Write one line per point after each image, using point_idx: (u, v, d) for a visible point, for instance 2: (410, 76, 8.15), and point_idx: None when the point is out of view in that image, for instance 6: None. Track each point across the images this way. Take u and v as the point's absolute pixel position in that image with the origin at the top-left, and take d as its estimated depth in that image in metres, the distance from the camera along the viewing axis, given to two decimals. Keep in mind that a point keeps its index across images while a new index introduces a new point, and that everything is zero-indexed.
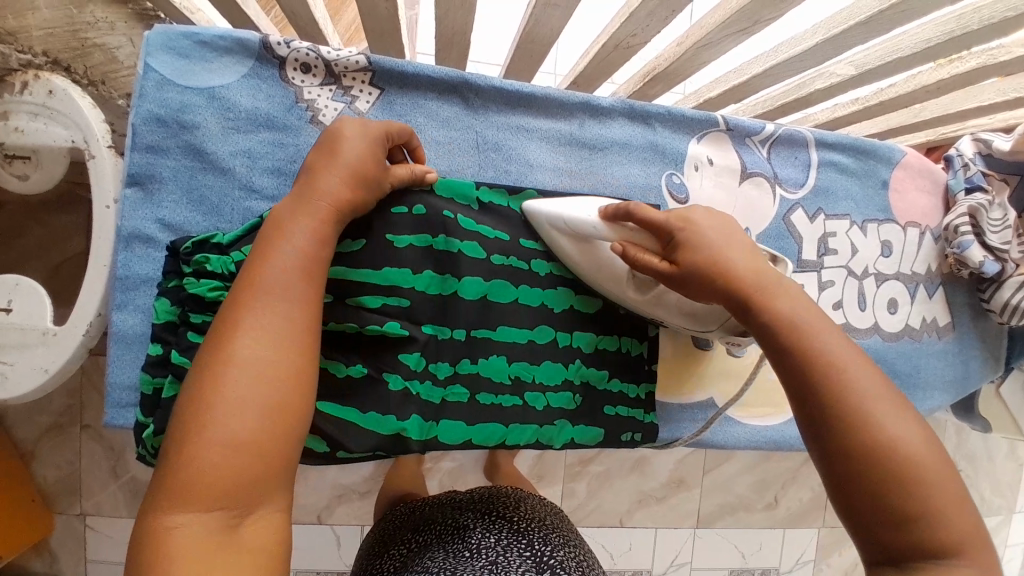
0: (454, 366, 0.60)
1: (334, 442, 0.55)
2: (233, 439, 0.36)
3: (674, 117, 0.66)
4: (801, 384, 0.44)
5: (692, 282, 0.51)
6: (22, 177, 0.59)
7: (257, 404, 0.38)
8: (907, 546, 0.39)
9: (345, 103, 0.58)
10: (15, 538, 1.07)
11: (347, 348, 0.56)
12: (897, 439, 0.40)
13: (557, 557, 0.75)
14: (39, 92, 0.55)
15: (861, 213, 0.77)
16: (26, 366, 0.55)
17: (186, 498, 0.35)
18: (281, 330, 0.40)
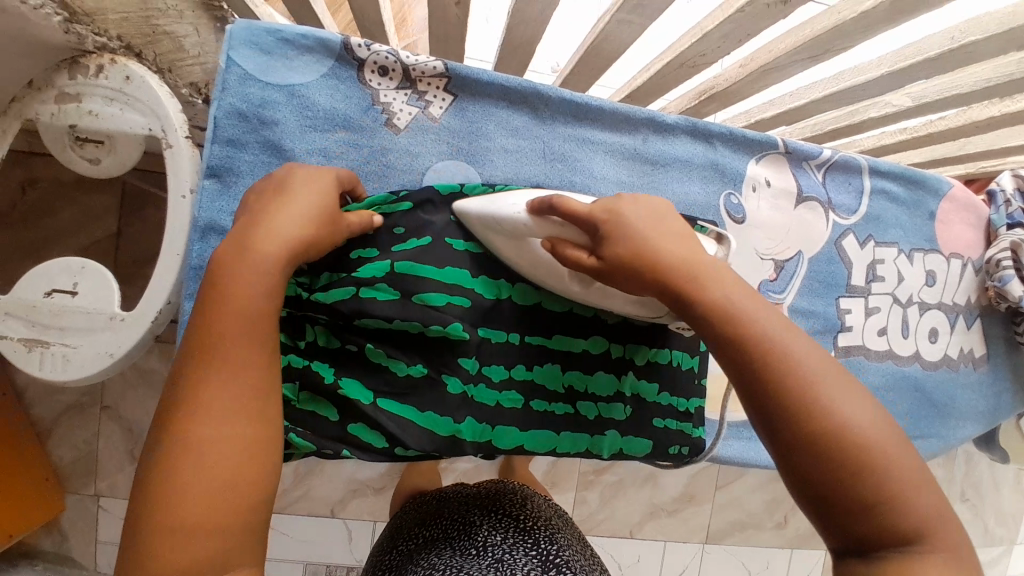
0: (509, 370, 0.60)
1: (391, 438, 0.55)
2: (192, 520, 0.36)
3: (735, 136, 0.66)
4: (751, 378, 0.39)
5: (621, 276, 0.47)
6: (93, 161, 0.58)
7: (215, 479, 0.37)
8: (877, 534, 0.36)
9: (419, 107, 0.58)
10: (28, 516, 1.08)
11: (408, 347, 0.56)
12: (854, 424, 0.37)
13: (563, 556, 0.75)
14: (115, 77, 0.54)
15: (909, 242, 0.77)
16: (91, 350, 0.55)
17: None
18: (237, 394, 0.39)
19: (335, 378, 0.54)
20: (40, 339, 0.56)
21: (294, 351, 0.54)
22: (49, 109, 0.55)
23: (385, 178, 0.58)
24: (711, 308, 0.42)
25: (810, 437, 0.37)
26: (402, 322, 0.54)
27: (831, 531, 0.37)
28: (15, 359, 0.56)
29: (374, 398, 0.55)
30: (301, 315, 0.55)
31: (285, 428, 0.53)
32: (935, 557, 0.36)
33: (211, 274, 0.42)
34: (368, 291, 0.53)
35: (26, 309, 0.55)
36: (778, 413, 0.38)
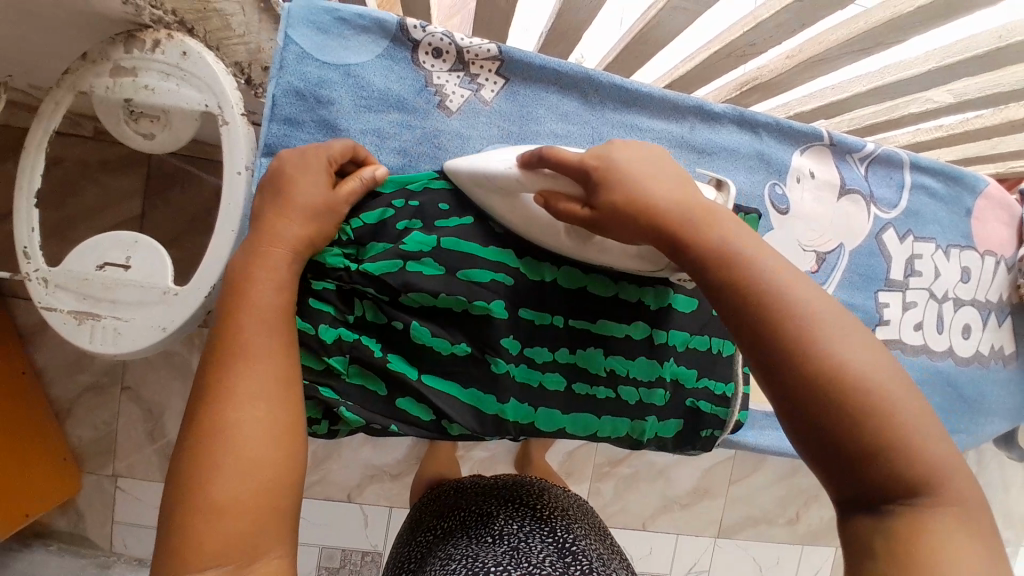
0: (553, 353, 0.60)
1: (437, 413, 0.56)
2: (226, 496, 0.38)
3: (781, 127, 0.66)
4: (750, 323, 0.39)
5: (617, 226, 0.47)
6: (147, 137, 0.57)
7: (246, 459, 0.40)
8: (885, 481, 0.35)
9: (472, 90, 0.59)
10: (44, 495, 1.08)
11: (452, 326, 0.56)
12: (854, 363, 0.36)
13: (580, 545, 0.75)
14: (172, 53, 0.53)
15: (946, 238, 0.78)
16: (143, 324, 0.55)
17: (188, 558, 0.37)
18: (262, 384, 0.43)
19: (383, 353, 0.55)
20: (90, 312, 0.55)
21: (344, 325, 0.54)
22: (104, 81, 0.54)
23: (437, 160, 0.59)
24: (714, 255, 0.42)
25: (814, 381, 0.36)
26: (448, 297, 0.54)
27: (838, 480, 0.36)
28: (65, 332, 0.56)
29: (420, 374, 0.56)
30: (352, 288, 0.54)
31: (335, 403, 0.53)
32: (940, 506, 0.35)
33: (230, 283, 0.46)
34: (414, 266, 0.54)
35: (77, 282, 0.55)
36: (779, 358, 0.37)
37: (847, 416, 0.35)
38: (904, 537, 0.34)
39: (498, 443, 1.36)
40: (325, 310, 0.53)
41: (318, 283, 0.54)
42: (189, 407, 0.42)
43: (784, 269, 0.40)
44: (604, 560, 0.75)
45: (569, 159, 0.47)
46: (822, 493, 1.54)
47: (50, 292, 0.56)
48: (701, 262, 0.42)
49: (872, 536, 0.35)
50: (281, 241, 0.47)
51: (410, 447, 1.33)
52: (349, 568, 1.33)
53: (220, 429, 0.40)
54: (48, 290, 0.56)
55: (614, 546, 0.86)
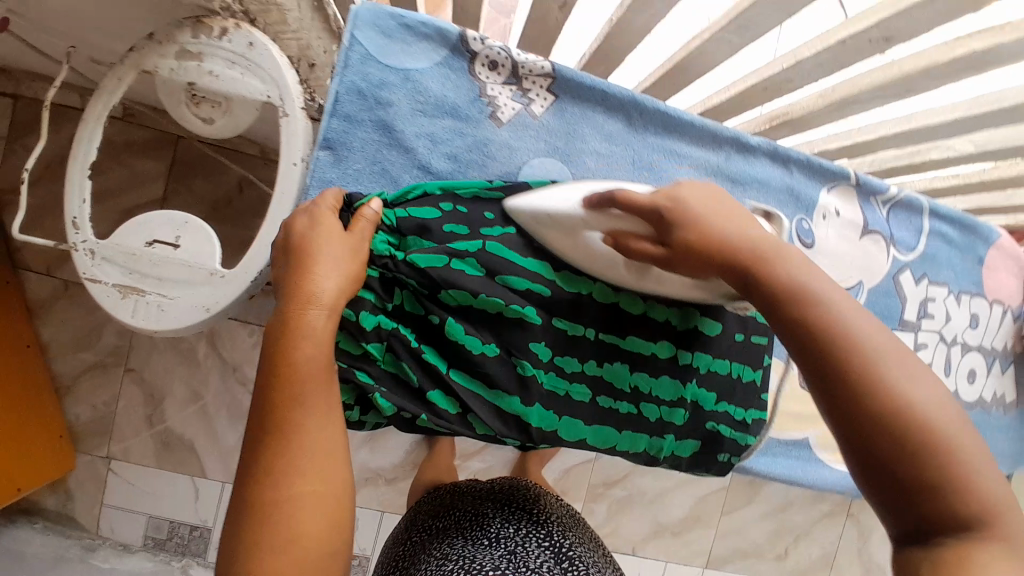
0: (581, 364, 0.62)
1: (463, 406, 0.56)
2: (313, 457, 0.43)
3: (812, 164, 0.69)
4: (815, 357, 0.41)
5: (689, 262, 0.49)
6: (206, 120, 0.59)
7: (324, 425, 0.44)
8: (942, 516, 0.36)
9: (523, 104, 0.61)
10: (37, 474, 1.07)
11: (486, 327, 0.57)
12: (914, 400, 0.38)
13: (577, 551, 0.76)
14: (238, 41, 0.54)
15: (958, 284, 0.80)
16: (188, 303, 0.56)
17: (279, 507, 0.41)
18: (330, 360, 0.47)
19: (418, 343, 0.56)
20: (136, 286, 0.57)
21: (383, 313, 0.54)
22: (168, 63, 0.55)
23: (486, 167, 0.61)
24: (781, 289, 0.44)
25: (877, 415, 0.38)
26: (488, 299, 0.56)
27: (895, 513, 0.38)
28: (108, 304, 0.57)
29: (450, 368, 0.57)
30: (393, 278, 0.55)
31: (370, 387, 0.53)
32: (993, 543, 0.35)
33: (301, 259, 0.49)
34: (457, 264, 0.55)
35: (124, 256, 0.56)
36: (841, 391, 0.39)
37: (909, 451, 0.37)
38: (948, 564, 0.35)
39: (494, 455, 1.36)
40: (367, 297, 0.53)
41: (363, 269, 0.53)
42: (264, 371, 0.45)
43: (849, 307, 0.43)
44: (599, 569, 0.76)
45: (640, 202, 0.50)
46: (812, 530, 1.54)
47: (96, 264, 0.57)
48: (766, 293, 0.45)
49: (921, 564, 0.36)
50: (323, 267, 0.48)
51: (407, 451, 1.33)
52: None
53: (294, 425, 0.43)
54: (94, 262, 0.57)
55: (604, 551, 0.86)
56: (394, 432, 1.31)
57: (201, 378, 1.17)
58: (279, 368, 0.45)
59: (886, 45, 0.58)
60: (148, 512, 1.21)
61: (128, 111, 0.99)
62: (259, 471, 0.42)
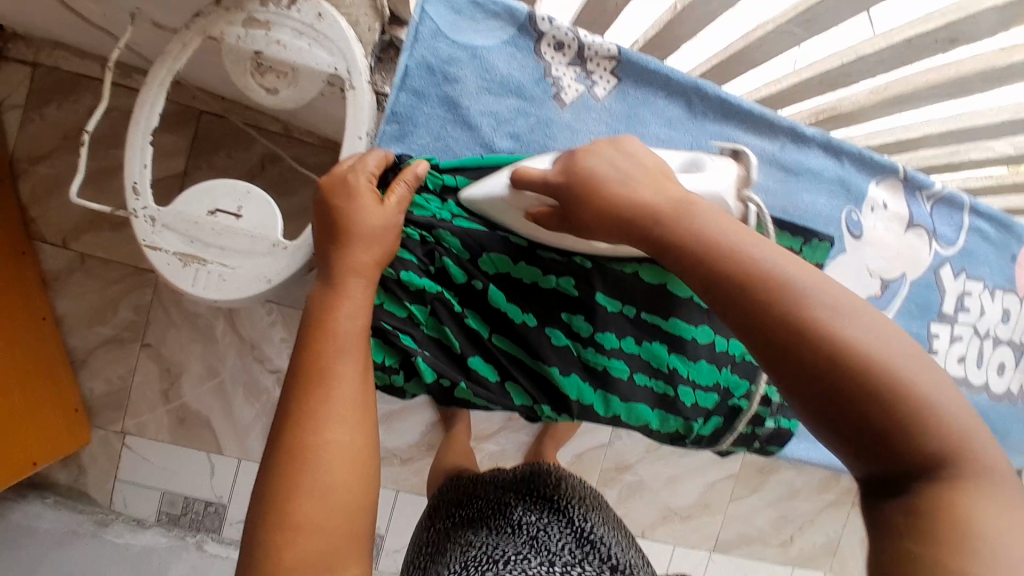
0: (619, 340, 0.62)
1: (502, 373, 0.58)
2: (340, 423, 0.45)
3: (863, 156, 0.70)
4: (767, 324, 0.36)
5: (599, 227, 0.45)
6: (270, 91, 0.57)
7: (353, 395, 0.46)
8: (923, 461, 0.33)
9: (586, 86, 0.61)
10: (52, 448, 1.07)
11: (526, 296, 0.59)
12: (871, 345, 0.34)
13: (598, 534, 0.77)
14: (307, 13, 0.53)
15: (993, 279, 0.81)
16: (250, 274, 0.55)
17: (307, 462, 0.43)
18: (357, 332, 0.48)
19: (462, 308, 0.57)
20: (197, 255, 0.56)
21: (426, 276, 0.55)
22: (236, 30, 0.54)
23: (546, 148, 0.60)
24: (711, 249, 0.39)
25: (820, 368, 0.34)
26: (527, 267, 0.58)
27: (865, 462, 0.34)
28: (168, 272, 0.56)
29: (491, 333, 0.58)
30: (434, 241, 0.55)
31: (415, 351, 0.53)
32: (971, 483, 0.33)
33: (336, 234, 0.50)
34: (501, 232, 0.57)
35: (186, 224, 0.56)
36: (783, 358, 0.35)
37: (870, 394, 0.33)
38: (932, 515, 0.32)
39: (508, 438, 1.37)
40: (409, 259, 0.54)
41: (404, 230, 0.54)
42: (300, 343, 0.48)
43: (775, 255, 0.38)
44: (621, 549, 0.77)
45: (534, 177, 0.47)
46: (816, 518, 1.57)
47: (156, 231, 0.56)
48: (682, 259, 0.40)
49: (895, 516, 0.33)
50: (360, 243, 0.50)
51: (422, 433, 1.33)
52: None
53: (322, 390, 0.45)
54: (154, 229, 0.56)
55: (630, 541, 0.86)
56: (408, 412, 1.32)
57: (218, 355, 1.17)
58: (320, 324, 0.48)
59: (951, 44, 0.59)
60: (162, 488, 1.20)
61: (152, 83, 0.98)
62: (287, 430, 0.44)
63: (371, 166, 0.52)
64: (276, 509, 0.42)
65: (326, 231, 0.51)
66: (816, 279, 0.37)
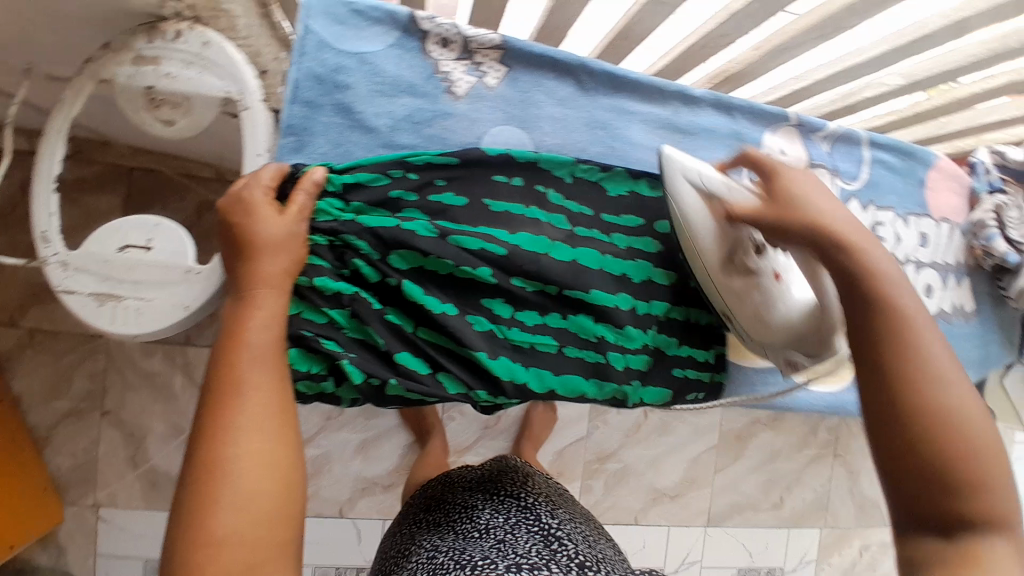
0: (543, 317, 0.64)
1: (433, 364, 0.60)
2: (254, 431, 0.47)
3: (753, 109, 0.74)
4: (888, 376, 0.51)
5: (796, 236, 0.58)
6: (167, 123, 0.59)
7: (268, 402, 0.48)
8: (965, 513, 0.47)
9: (476, 77, 0.63)
10: (22, 527, 1.02)
11: (443, 285, 0.60)
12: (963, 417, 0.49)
13: (566, 531, 0.77)
14: (193, 42, 0.55)
15: (904, 206, 0.85)
16: (167, 302, 0.56)
17: (222, 470, 0.45)
18: (270, 342, 0.50)
19: (382, 305, 0.58)
20: (112, 292, 0.57)
21: (341, 279, 0.57)
22: (126, 70, 0.56)
23: (446, 140, 0.63)
24: (884, 311, 0.53)
25: (923, 415, 0.49)
26: (439, 260, 0.59)
27: (907, 504, 0.49)
28: (86, 313, 0.57)
29: (416, 327, 0.59)
30: (343, 244, 0.57)
31: (338, 354, 0.55)
32: (1000, 541, 0.46)
33: (241, 247, 0.51)
34: (408, 226, 0.58)
35: (98, 264, 0.57)
36: (891, 402, 0.50)
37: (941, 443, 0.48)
38: (962, 556, 0.46)
39: (487, 446, 1.37)
40: (320, 264, 0.56)
41: (311, 238, 0.56)
42: (213, 354, 0.49)
43: (930, 335, 0.52)
44: (588, 543, 0.78)
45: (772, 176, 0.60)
46: (803, 476, 1.59)
47: (70, 275, 0.57)
48: (852, 289, 0.55)
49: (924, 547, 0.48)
50: (265, 255, 0.51)
51: (402, 455, 1.33)
52: None
53: (234, 401, 0.47)
54: (68, 272, 0.57)
55: (599, 529, 0.88)
56: (383, 437, 1.31)
57: (181, 410, 1.15)
58: (232, 337, 0.49)
59: None
60: (145, 555, 1.17)
61: (74, 148, 0.99)
62: (202, 442, 0.46)
63: (270, 178, 0.54)
64: (197, 523, 0.43)
65: (231, 248, 0.52)
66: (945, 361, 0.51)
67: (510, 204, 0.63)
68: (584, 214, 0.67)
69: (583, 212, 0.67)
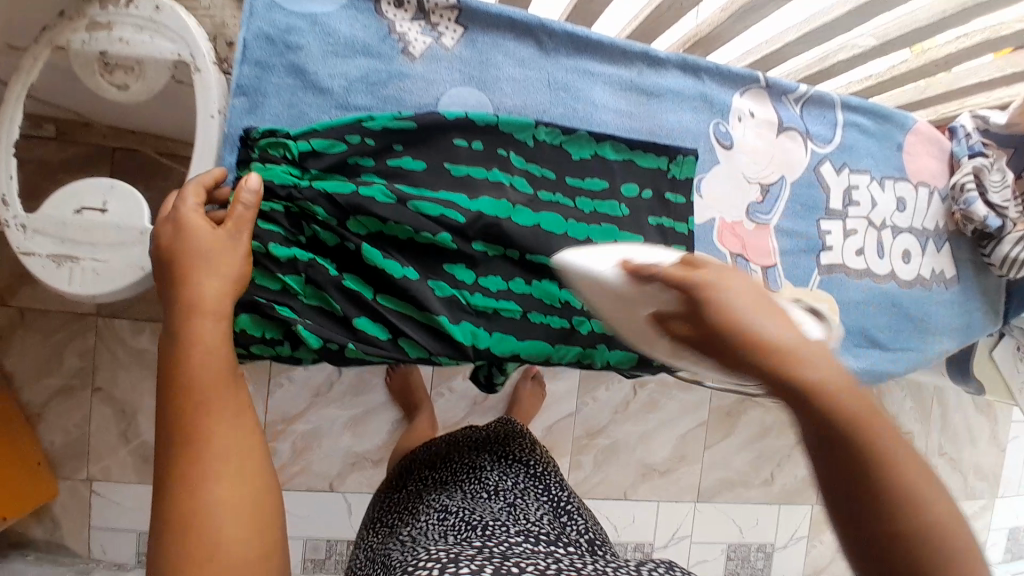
0: (507, 282, 0.63)
1: (394, 331, 0.59)
2: (219, 471, 0.46)
3: (721, 71, 0.73)
4: (847, 485, 0.36)
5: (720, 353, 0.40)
6: (122, 87, 0.58)
7: (225, 440, 0.47)
8: None
9: (433, 38, 0.63)
10: (19, 502, 1.03)
11: (403, 250, 0.59)
12: (945, 526, 0.35)
13: (572, 504, 0.79)
14: (146, 6, 0.55)
15: (880, 170, 0.84)
16: (122, 263, 0.57)
17: (191, 522, 0.44)
18: (217, 381, 0.49)
19: (339, 271, 0.58)
20: (70, 254, 0.57)
21: (297, 246, 0.56)
22: (80, 36, 0.56)
23: (402, 102, 0.62)
24: (832, 415, 0.36)
25: (894, 535, 0.35)
26: (398, 225, 0.58)
27: None
28: (45, 274, 0.58)
29: (376, 294, 0.59)
30: (300, 210, 0.56)
31: (294, 320, 0.55)
32: None
33: (177, 278, 0.51)
34: (365, 191, 0.56)
35: (55, 226, 0.57)
36: (856, 525, 0.36)
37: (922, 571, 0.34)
38: None
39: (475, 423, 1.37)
40: (274, 230, 0.55)
41: (266, 205, 0.55)
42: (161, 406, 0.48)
43: (890, 436, 0.36)
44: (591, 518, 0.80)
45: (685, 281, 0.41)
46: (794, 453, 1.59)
47: (29, 237, 0.57)
48: (789, 403, 0.38)
49: None
50: (198, 289, 0.50)
51: (390, 431, 1.34)
52: (336, 559, 1.33)
53: (194, 447, 0.46)
54: (27, 235, 0.57)
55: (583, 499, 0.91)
56: (371, 414, 1.32)
57: None
58: (177, 381, 0.48)
59: None
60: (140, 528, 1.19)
61: (58, 129, 1.00)
62: (168, 495, 0.45)
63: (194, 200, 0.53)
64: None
65: (167, 278, 0.51)
66: (914, 463, 0.36)
67: (472, 168, 0.63)
68: (548, 177, 0.66)
69: (545, 175, 0.66)
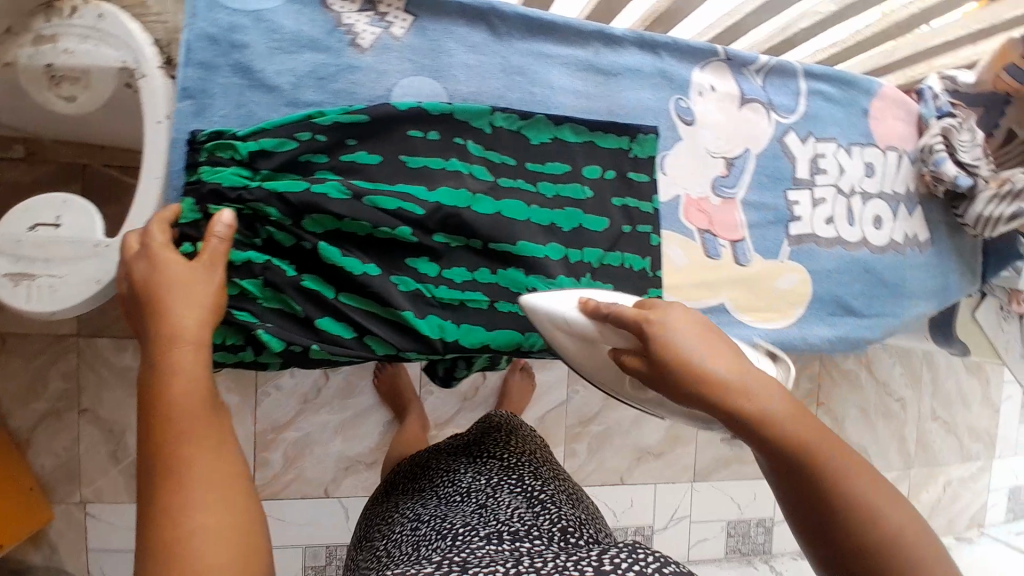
0: (472, 273, 0.63)
1: (358, 329, 0.58)
2: (205, 499, 0.43)
3: (679, 46, 0.73)
4: (807, 500, 0.44)
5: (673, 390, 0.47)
6: (70, 100, 0.56)
7: (206, 467, 0.45)
8: None
9: (382, 28, 0.62)
10: (14, 528, 1.02)
11: (363, 247, 0.59)
12: (894, 529, 0.42)
13: (548, 490, 0.75)
14: (88, 15, 0.54)
15: (847, 137, 0.84)
16: (78, 278, 0.56)
17: (174, 552, 0.41)
18: (197, 409, 0.47)
19: (298, 272, 0.57)
20: (25, 272, 0.56)
21: (252, 249, 0.55)
22: (26, 50, 0.55)
23: (354, 95, 0.61)
24: (783, 442, 0.44)
25: (858, 543, 0.42)
26: (354, 221, 0.57)
27: None
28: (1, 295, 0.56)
29: (337, 293, 0.58)
30: (252, 212, 0.55)
31: (254, 324, 0.54)
32: None
33: (150, 309, 0.49)
34: (318, 189, 0.55)
35: (8, 245, 0.55)
36: (820, 532, 0.44)
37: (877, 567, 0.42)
38: None
39: (468, 418, 1.37)
40: None
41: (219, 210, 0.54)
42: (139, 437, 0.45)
43: (837, 456, 0.43)
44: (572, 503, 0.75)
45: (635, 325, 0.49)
46: None
47: None
48: (741, 434, 0.45)
49: None
50: (175, 316, 0.49)
51: (382, 432, 1.33)
52: (337, 565, 1.32)
53: (174, 478, 0.44)
54: None
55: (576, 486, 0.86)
56: (362, 416, 1.31)
57: None
58: (157, 409, 0.46)
59: None
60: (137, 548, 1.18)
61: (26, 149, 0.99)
62: (148, 527, 0.42)
63: (162, 234, 0.51)
64: None
65: (139, 315, 0.50)
66: (863, 479, 0.43)
67: (430, 159, 0.62)
68: (508, 164, 0.65)
69: (504, 162, 0.65)
